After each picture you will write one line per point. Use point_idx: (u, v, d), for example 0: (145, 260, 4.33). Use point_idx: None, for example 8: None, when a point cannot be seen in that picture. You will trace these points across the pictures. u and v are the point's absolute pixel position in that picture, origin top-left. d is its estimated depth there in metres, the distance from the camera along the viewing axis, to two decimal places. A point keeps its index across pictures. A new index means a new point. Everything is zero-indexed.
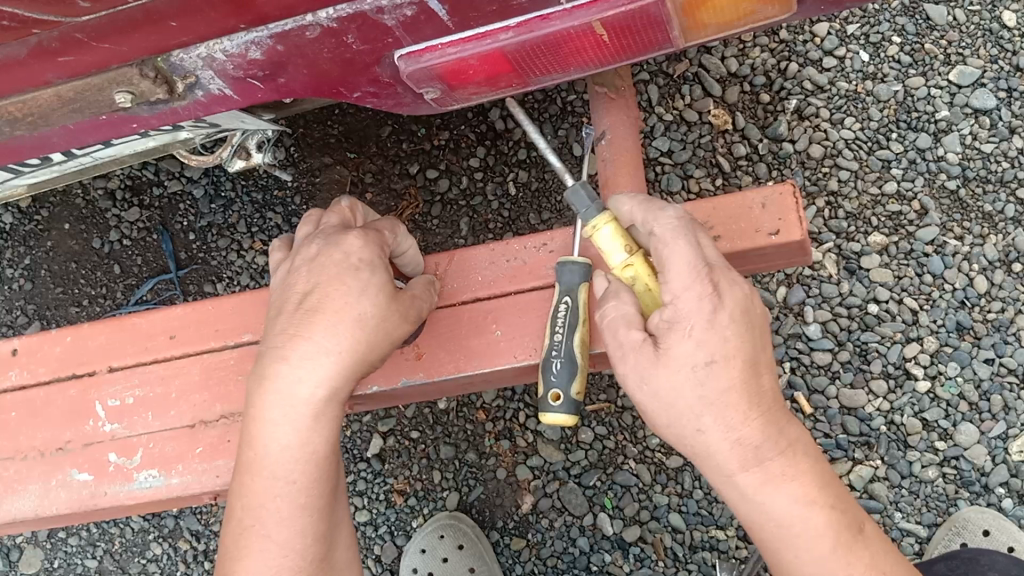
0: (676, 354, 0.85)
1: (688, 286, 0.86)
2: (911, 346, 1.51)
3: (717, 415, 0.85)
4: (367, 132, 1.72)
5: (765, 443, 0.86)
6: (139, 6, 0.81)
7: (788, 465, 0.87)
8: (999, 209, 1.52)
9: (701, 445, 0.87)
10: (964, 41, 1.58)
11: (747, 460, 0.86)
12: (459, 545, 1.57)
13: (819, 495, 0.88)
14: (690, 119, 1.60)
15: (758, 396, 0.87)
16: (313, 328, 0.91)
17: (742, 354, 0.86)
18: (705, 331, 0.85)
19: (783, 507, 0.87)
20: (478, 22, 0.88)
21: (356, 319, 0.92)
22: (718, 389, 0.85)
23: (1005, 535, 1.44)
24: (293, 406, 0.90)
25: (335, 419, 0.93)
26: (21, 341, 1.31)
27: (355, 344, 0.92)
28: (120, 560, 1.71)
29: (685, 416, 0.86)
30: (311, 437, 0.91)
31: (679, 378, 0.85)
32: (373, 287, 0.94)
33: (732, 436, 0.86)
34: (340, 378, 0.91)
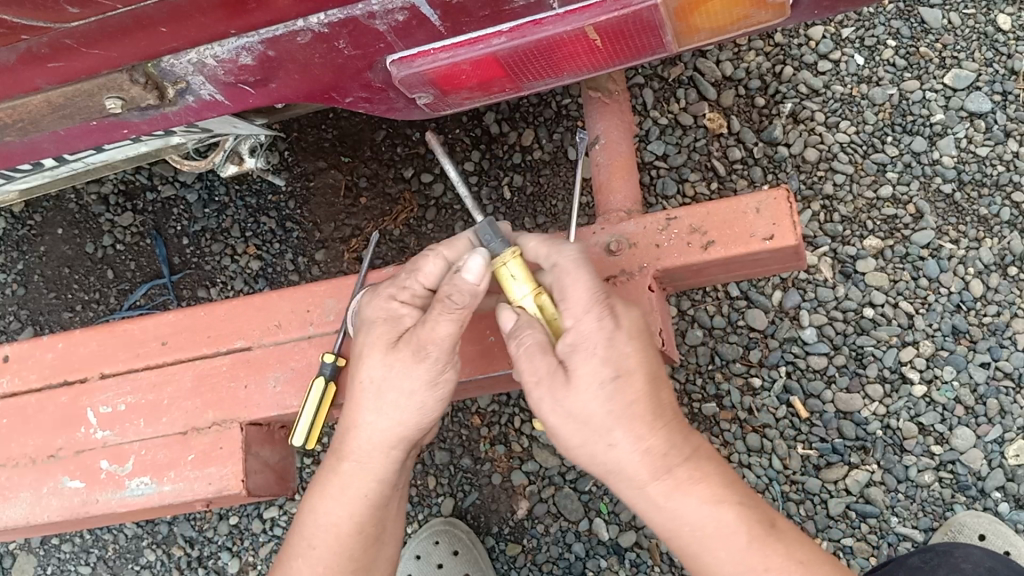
0: (584, 374, 0.90)
1: (587, 310, 0.92)
2: (907, 350, 1.51)
3: (625, 428, 0.90)
4: (361, 136, 1.72)
5: (671, 449, 0.92)
6: (129, 12, 0.80)
7: (694, 469, 0.93)
8: (994, 213, 1.52)
9: (613, 460, 0.91)
10: (959, 44, 1.58)
11: (658, 468, 0.91)
12: (453, 551, 1.56)
13: (727, 495, 0.92)
14: (684, 123, 1.60)
15: (659, 407, 0.92)
16: (368, 410, 0.99)
17: (644, 368, 0.92)
18: (608, 349, 0.91)
19: (694, 509, 0.91)
20: (470, 27, 0.88)
21: (401, 389, 0.98)
22: (626, 402, 0.90)
23: (1000, 539, 1.43)
24: (348, 471, 1.01)
25: (382, 485, 1.02)
26: (12, 347, 1.30)
27: (405, 424, 0.99)
28: (113, 566, 1.69)
29: (596, 433, 0.90)
30: (360, 509, 1.02)
31: (588, 396, 0.89)
32: (405, 354, 0.98)
33: (641, 446, 0.90)
34: (384, 448, 1.00)
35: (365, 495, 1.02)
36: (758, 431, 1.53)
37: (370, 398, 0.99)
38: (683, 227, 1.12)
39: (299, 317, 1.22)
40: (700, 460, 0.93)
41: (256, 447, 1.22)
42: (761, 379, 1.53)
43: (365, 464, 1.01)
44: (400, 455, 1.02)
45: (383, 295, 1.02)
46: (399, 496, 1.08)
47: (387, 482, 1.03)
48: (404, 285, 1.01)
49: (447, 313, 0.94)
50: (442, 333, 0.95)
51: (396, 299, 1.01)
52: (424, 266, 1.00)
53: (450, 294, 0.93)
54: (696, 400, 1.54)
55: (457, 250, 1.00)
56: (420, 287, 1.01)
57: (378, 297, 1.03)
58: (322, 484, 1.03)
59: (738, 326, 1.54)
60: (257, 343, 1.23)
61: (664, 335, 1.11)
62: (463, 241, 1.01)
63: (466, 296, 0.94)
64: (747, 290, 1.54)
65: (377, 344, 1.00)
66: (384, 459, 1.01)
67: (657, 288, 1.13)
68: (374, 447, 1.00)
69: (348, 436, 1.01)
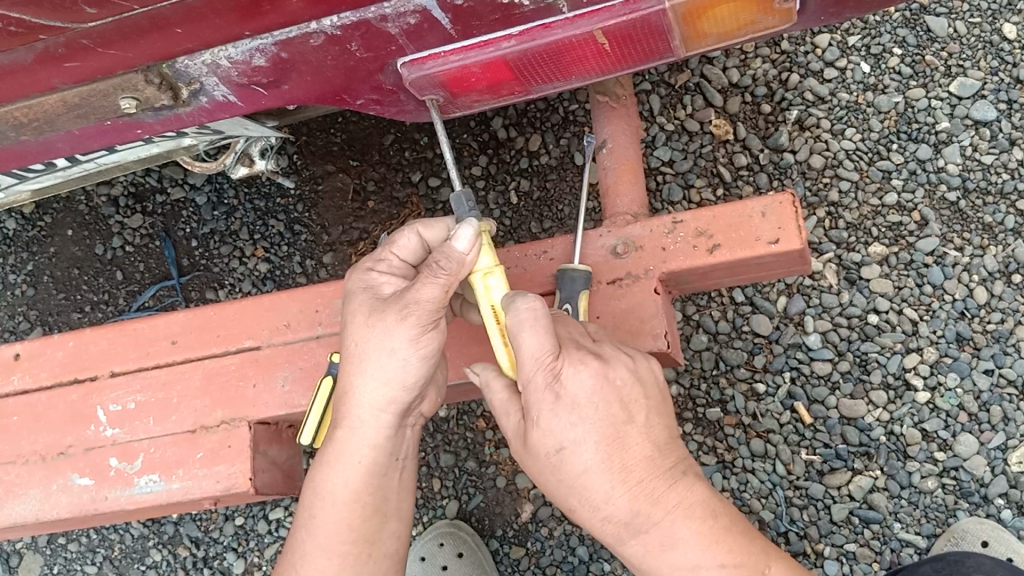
0: (534, 443, 0.92)
1: (532, 378, 0.91)
2: (911, 357, 1.51)
3: (583, 495, 0.92)
4: (369, 140, 1.73)
5: (635, 517, 0.91)
6: (145, 13, 0.81)
7: (669, 529, 0.92)
8: (999, 220, 1.52)
9: (584, 519, 0.95)
10: (965, 53, 1.59)
11: (623, 532, 0.93)
12: (458, 553, 1.57)
13: (712, 551, 0.91)
14: (691, 129, 1.61)
15: (623, 470, 0.91)
16: (358, 371, 1.00)
17: (595, 436, 0.90)
18: (551, 420, 0.90)
19: (669, 570, 0.92)
20: (480, 31, 0.89)
21: (379, 349, 0.99)
22: (577, 473, 0.91)
23: (1003, 546, 1.42)
24: (342, 441, 1.03)
25: (376, 455, 1.03)
26: (23, 345, 1.31)
27: (391, 384, 1.00)
28: (119, 566, 1.70)
29: (560, 491, 0.94)
30: (358, 480, 1.02)
31: (540, 463, 0.93)
32: (377, 314, 0.99)
33: (601, 514, 0.92)
34: (372, 412, 1.01)
35: (361, 462, 1.02)
36: (763, 437, 1.53)
37: (358, 358, 1.00)
38: (689, 231, 1.14)
39: (308, 318, 1.23)
40: (679, 520, 0.92)
41: (264, 446, 1.23)
42: (765, 385, 1.54)
43: (358, 429, 1.02)
44: (392, 418, 1.02)
45: (362, 268, 1.06)
46: (406, 468, 1.07)
47: (382, 448, 1.03)
48: (381, 258, 1.05)
49: (430, 278, 0.95)
50: (427, 296, 0.96)
51: (374, 271, 1.04)
52: (399, 239, 1.04)
53: (437, 259, 0.94)
54: (700, 405, 1.55)
55: (434, 231, 1.04)
56: (397, 260, 1.05)
57: (359, 271, 1.06)
58: (321, 454, 1.04)
59: (743, 331, 1.55)
60: (265, 343, 1.24)
61: (668, 337, 1.12)
62: (444, 223, 1.04)
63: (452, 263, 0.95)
64: (752, 296, 1.55)
65: (360, 309, 1.02)
66: (375, 421, 1.01)
67: (663, 291, 1.14)
68: (364, 410, 1.01)
69: (341, 403, 1.03)
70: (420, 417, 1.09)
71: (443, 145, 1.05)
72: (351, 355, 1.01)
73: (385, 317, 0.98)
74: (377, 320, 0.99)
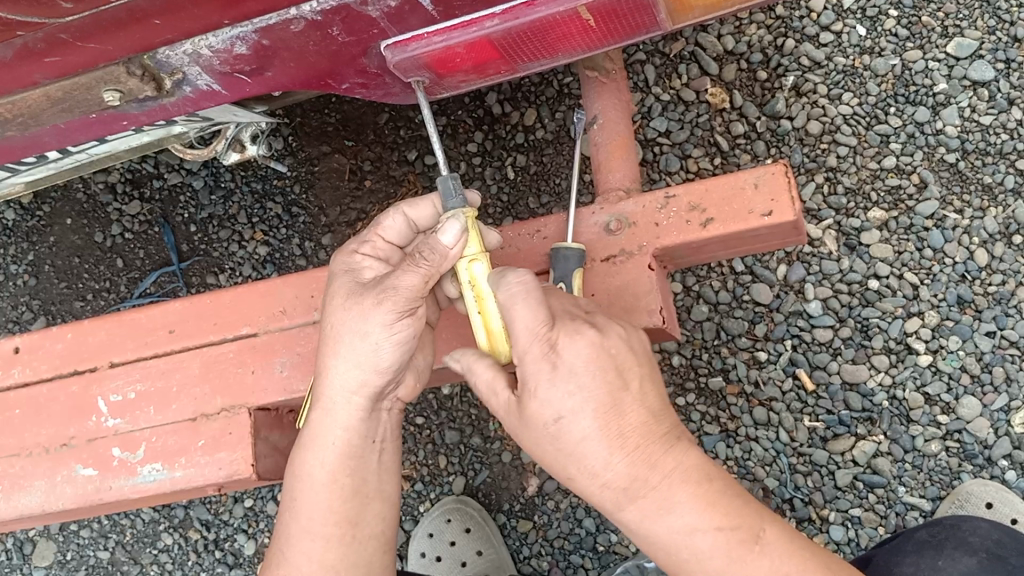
0: (532, 414, 0.90)
1: (527, 350, 0.90)
2: (912, 321, 1.51)
3: (579, 463, 0.89)
4: (364, 120, 1.72)
5: (634, 480, 0.88)
6: (122, 5, 0.81)
7: (665, 494, 0.88)
8: (999, 181, 1.51)
9: (579, 488, 0.92)
10: (962, 12, 1.56)
11: (621, 498, 0.89)
12: (466, 528, 1.60)
13: (705, 514, 0.87)
14: (687, 99, 1.59)
15: (615, 436, 0.88)
16: (332, 354, 1.01)
17: (592, 403, 0.88)
18: (550, 390, 0.88)
19: (666, 535, 0.88)
20: (463, 11, 0.87)
21: (347, 331, 1.00)
22: (575, 441, 0.88)
23: (1007, 506, 1.43)
24: (319, 424, 1.03)
25: (350, 436, 1.03)
26: (23, 339, 1.32)
27: (364, 368, 1.00)
28: (132, 550, 1.73)
29: (556, 462, 0.91)
30: (335, 461, 1.02)
31: (538, 434, 0.90)
32: (349, 297, 1.01)
33: (600, 479, 0.89)
34: (344, 392, 1.02)
35: (336, 444, 1.03)
36: (765, 405, 1.54)
37: (332, 341, 1.01)
38: (682, 205, 1.13)
39: (304, 303, 1.23)
40: (674, 484, 0.88)
41: (265, 431, 1.24)
42: (767, 353, 1.54)
43: (334, 411, 1.02)
44: (366, 401, 1.02)
45: (346, 251, 1.06)
46: (386, 451, 1.07)
47: (360, 429, 1.03)
48: (366, 240, 1.05)
49: (412, 266, 0.97)
50: (406, 284, 0.97)
51: (358, 253, 1.05)
52: (385, 221, 1.05)
53: (421, 250, 0.97)
54: (703, 375, 1.55)
55: (420, 211, 1.05)
56: (382, 242, 1.06)
57: (344, 253, 1.06)
58: (301, 437, 1.05)
59: (743, 300, 1.55)
60: (263, 329, 1.24)
61: (664, 313, 1.12)
62: (427, 202, 1.05)
63: (438, 255, 0.97)
64: (752, 265, 1.54)
65: (332, 295, 1.03)
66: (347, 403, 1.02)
67: (657, 266, 1.14)
68: (337, 392, 1.01)
69: (317, 386, 1.04)
70: (398, 402, 1.08)
71: (430, 126, 1.04)
72: (327, 336, 1.02)
73: (359, 300, 0.99)
74: (353, 302, 1.00)
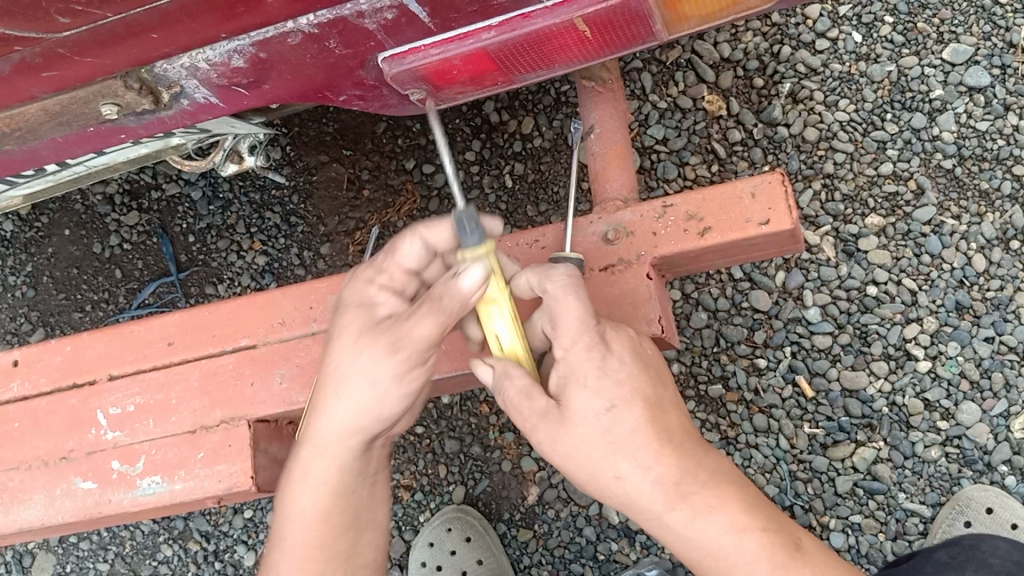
0: (576, 409, 0.88)
1: (576, 339, 0.90)
2: (911, 327, 1.51)
3: (630, 456, 0.86)
4: (362, 129, 1.72)
5: (683, 477, 0.86)
6: (119, 20, 0.81)
7: (713, 494, 0.87)
8: (996, 186, 1.51)
9: (623, 491, 0.87)
10: (957, 18, 1.57)
11: (672, 496, 0.86)
12: (466, 537, 1.60)
13: (750, 521, 0.85)
14: (684, 106, 1.60)
15: (661, 430, 0.88)
16: (333, 391, 0.96)
17: (641, 395, 0.89)
18: (598, 379, 0.88)
19: (715, 538, 0.85)
20: (459, 23, 0.88)
21: (359, 370, 0.95)
22: (625, 431, 0.87)
23: (1007, 512, 1.45)
24: (311, 464, 0.98)
25: (344, 474, 0.98)
26: (21, 351, 1.31)
27: (369, 408, 0.95)
28: (131, 562, 1.73)
29: (601, 463, 0.87)
30: (330, 500, 0.98)
31: (585, 429, 0.87)
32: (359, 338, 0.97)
33: (650, 475, 0.86)
34: (346, 429, 0.97)
35: (331, 482, 0.98)
36: (765, 412, 1.53)
37: (336, 378, 0.96)
38: (679, 214, 1.13)
39: (303, 314, 1.23)
40: (720, 489, 0.87)
41: (264, 443, 1.24)
42: (765, 360, 1.54)
43: (317, 458, 0.98)
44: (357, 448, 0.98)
45: (362, 280, 1.02)
46: (376, 483, 1.04)
47: (348, 476, 0.99)
48: (382, 269, 1.01)
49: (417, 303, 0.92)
50: (423, 334, 0.92)
51: (374, 284, 1.01)
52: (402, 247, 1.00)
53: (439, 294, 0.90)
54: (702, 382, 1.55)
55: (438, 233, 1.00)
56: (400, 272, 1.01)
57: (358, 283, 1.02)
58: (285, 480, 1.01)
59: (742, 307, 1.55)
60: (262, 341, 1.24)
61: (663, 322, 1.12)
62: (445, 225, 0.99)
63: (456, 303, 0.89)
64: (751, 272, 1.54)
65: (344, 332, 0.99)
66: (336, 451, 0.97)
67: (656, 275, 1.14)
68: (337, 431, 0.96)
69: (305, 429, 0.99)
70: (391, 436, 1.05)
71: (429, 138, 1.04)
72: (326, 374, 0.98)
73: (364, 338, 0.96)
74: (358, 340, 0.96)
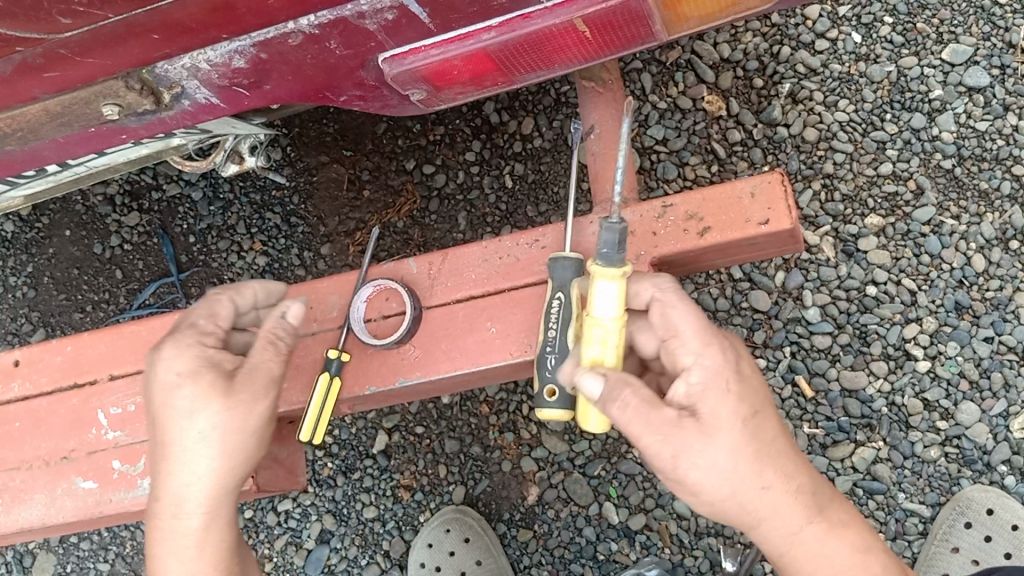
0: (717, 417, 0.89)
1: (709, 344, 0.92)
2: (911, 327, 1.51)
3: (776, 469, 0.90)
4: (362, 130, 1.72)
5: (816, 492, 0.94)
6: (120, 21, 0.81)
7: (838, 511, 0.96)
8: (995, 186, 1.52)
9: (764, 505, 0.90)
10: (957, 18, 1.57)
11: (811, 510, 0.93)
12: (465, 538, 1.60)
13: (865, 539, 0.96)
14: (684, 106, 1.60)
15: (791, 444, 0.94)
16: (171, 459, 0.95)
17: (770, 405, 0.93)
18: (739, 384, 0.91)
19: (843, 555, 0.94)
20: (460, 23, 0.88)
21: (197, 437, 0.94)
22: (770, 442, 0.91)
23: (1008, 513, 1.46)
24: (184, 533, 0.97)
25: (226, 532, 0.99)
26: (22, 352, 1.32)
27: (200, 471, 0.95)
28: (132, 562, 1.73)
29: (749, 478, 0.89)
30: (212, 559, 0.98)
31: (740, 438, 0.89)
32: (202, 402, 0.95)
33: (792, 487, 0.92)
34: (179, 494, 0.96)
35: (189, 545, 0.97)
36: None
37: (170, 446, 0.95)
38: (679, 214, 1.13)
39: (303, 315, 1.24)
40: (839, 506, 0.96)
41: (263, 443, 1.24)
42: (765, 360, 1.54)
43: (191, 529, 0.97)
44: (231, 507, 0.99)
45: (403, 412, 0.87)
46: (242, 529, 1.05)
47: (228, 540, 1.00)
48: None
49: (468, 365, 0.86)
50: (263, 364, 0.99)
51: None
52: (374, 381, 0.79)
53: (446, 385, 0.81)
54: None
55: None
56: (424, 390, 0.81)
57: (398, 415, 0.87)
58: (150, 544, 0.99)
59: (742, 307, 1.55)
60: None
61: None
62: None
63: (289, 334, 1.03)
64: (750, 272, 1.54)
65: (174, 396, 0.95)
66: (211, 517, 0.97)
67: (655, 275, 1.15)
68: (187, 497, 0.96)
69: (155, 495, 0.97)
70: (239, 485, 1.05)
71: None
72: (161, 441, 0.96)
73: (183, 396, 0.95)
74: (186, 404, 0.95)
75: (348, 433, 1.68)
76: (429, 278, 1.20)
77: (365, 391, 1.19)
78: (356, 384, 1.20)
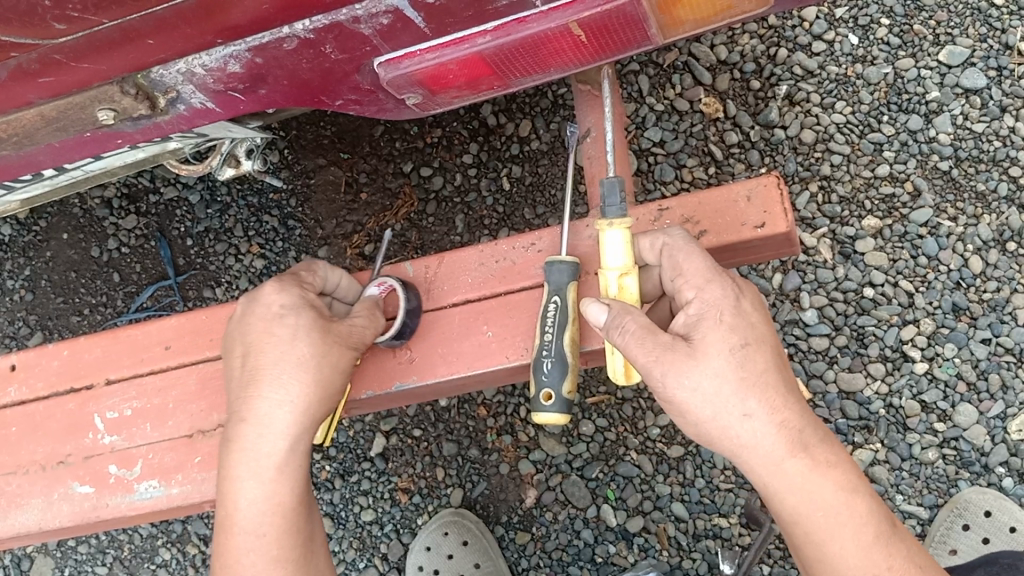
0: (709, 342, 0.88)
1: (709, 279, 0.91)
2: (908, 329, 1.51)
3: (761, 397, 0.88)
4: (360, 132, 1.73)
5: (807, 429, 0.90)
6: (115, 26, 0.81)
7: (829, 451, 0.91)
8: (992, 188, 1.52)
9: (745, 433, 0.88)
10: (953, 20, 1.57)
11: (795, 444, 0.89)
12: (464, 541, 1.59)
13: (857, 482, 0.91)
14: (681, 108, 1.60)
15: (784, 377, 0.91)
16: (263, 385, 0.94)
17: (769, 341, 0.91)
18: (735, 317, 0.90)
19: (829, 493, 0.89)
20: (455, 28, 0.88)
21: (293, 364, 0.94)
22: (758, 371, 0.88)
23: (1005, 515, 1.46)
24: (258, 461, 0.93)
25: (302, 467, 0.96)
26: (19, 356, 1.31)
27: (291, 402, 0.94)
28: (130, 565, 1.73)
29: (731, 403, 0.88)
30: (288, 490, 0.95)
31: (723, 363, 0.88)
32: (302, 330, 0.96)
33: (777, 419, 0.88)
34: (268, 421, 0.93)
35: (267, 476, 0.94)
36: None
37: (264, 372, 0.94)
38: (675, 218, 1.13)
39: None
40: (828, 446, 0.92)
41: None
42: None
43: (269, 457, 0.93)
44: (308, 443, 0.97)
45: None
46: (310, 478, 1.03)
47: (300, 479, 0.96)
48: None
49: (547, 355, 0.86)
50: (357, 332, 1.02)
51: None
52: None
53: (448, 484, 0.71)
54: None
55: None
56: None
57: None
58: (222, 471, 0.96)
59: None
60: None
61: None
62: None
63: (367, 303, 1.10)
64: (747, 275, 1.54)
65: (276, 326, 0.96)
66: (294, 443, 0.95)
67: None
68: (272, 426, 0.93)
69: (240, 416, 0.94)
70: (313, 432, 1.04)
71: None
72: (254, 365, 0.95)
73: (284, 326, 0.96)
74: (287, 334, 0.96)
75: (346, 435, 1.68)
76: (426, 282, 1.21)
77: (362, 395, 1.19)
78: (353, 389, 1.19)
